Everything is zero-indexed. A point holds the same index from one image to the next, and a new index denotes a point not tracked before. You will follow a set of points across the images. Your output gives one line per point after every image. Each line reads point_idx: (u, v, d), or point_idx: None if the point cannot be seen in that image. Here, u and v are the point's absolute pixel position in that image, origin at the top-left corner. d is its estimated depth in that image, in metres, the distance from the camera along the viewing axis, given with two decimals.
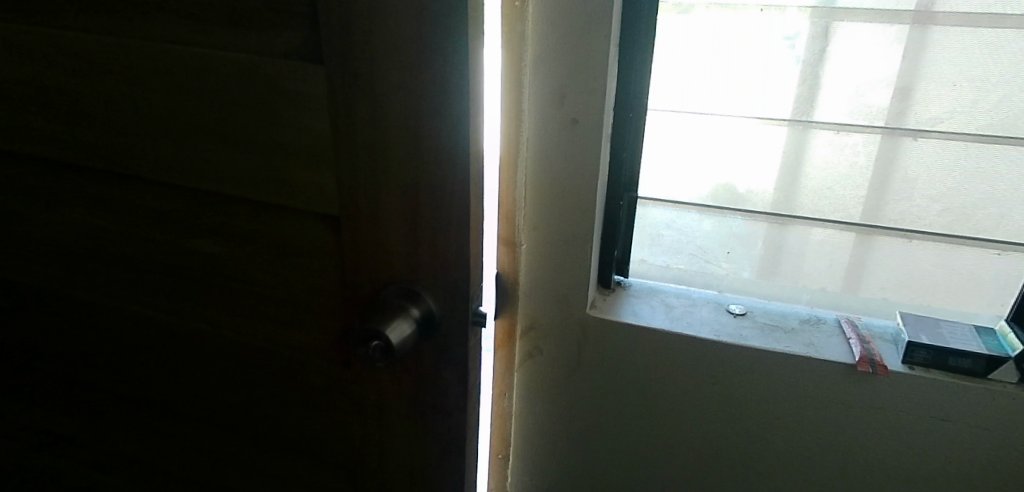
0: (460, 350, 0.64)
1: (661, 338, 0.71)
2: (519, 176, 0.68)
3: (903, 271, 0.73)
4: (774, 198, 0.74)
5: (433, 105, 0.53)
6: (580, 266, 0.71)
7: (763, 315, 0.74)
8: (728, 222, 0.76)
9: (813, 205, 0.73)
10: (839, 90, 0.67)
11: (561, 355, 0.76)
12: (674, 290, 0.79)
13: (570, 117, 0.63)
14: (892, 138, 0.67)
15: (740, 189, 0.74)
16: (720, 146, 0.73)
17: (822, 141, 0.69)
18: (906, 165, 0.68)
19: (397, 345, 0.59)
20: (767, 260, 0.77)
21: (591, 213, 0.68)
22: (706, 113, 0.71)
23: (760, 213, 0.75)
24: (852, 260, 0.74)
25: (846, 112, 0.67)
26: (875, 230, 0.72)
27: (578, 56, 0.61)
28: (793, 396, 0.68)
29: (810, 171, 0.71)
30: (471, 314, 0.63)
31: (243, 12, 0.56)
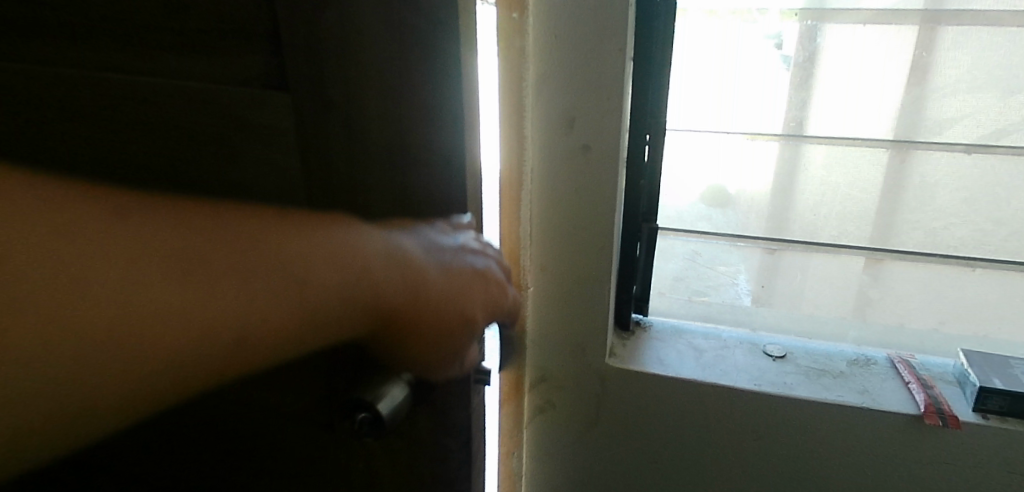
0: (461, 412, 0.55)
1: (694, 391, 0.61)
2: (523, 212, 0.59)
3: (967, 304, 0.64)
4: (799, 227, 0.65)
5: (424, 140, 0.44)
6: (598, 312, 0.62)
7: (804, 356, 0.65)
8: (762, 255, 0.67)
9: (817, 228, 0.65)
10: (845, 101, 0.60)
11: (577, 410, 0.66)
12: (701, 330, 0.70)
13: (580, 143, 0.55)
14: (901, 152, 0.60)
15: (779, 216, 0.65)
16: (755, 169, 0.64)
17: (818, 157, 0.62)
18: (970, 184, 0.60)
19: (388, 416, 0.48)
20: (809, 291, 0.68)
21: (608, 250, 0.59)
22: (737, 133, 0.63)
23: (797, 242, 0.66)
24: (859, 290, 0.67)
25: (848, 125, 0.61)
26: (931, 257, 0.64)
27: (588, 72, 0.52)
28: (846, 450, 0.59)
29: (803, 189, 0.64)
30: (473, 372, 0.54)
31: (169, 23, 0.43)
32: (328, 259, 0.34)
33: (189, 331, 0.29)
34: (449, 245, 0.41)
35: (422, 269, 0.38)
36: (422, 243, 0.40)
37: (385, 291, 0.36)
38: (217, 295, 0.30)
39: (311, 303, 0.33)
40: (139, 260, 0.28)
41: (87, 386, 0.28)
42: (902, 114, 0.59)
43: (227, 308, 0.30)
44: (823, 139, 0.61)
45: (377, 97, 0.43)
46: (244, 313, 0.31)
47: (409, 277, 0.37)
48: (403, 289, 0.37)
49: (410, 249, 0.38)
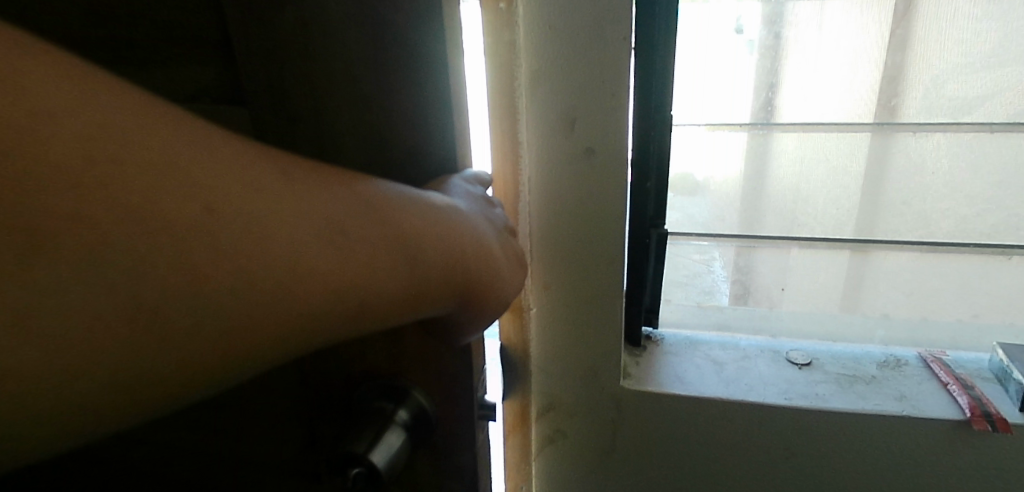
0: (467, 454, 0.48)
1: (720, 410, 0.56)
2: (523, 225, 0.53)
3: (1006, 295, 0.61)
4: (823, 226, 0.61)
5: (412, 150, 0.38)
6: (610, 330, 0.56)
7: (831, 362, 0.60)
8: (784, 256, 0.63)
9: (831, 223, 0.61)
10: (813, 83, 0.56)
11: (590, 438, 0.60)
12: (717, 339, 0.64)
13: (583, 146, 0.49)
14: (880, 135, 0.57)
15: (799, 213, 0.61)
16: (775, 165, 0.59)
17: (782, 146, 0.59)
18: (1003, 167, 0.57)
19: (386, 468, 0.40)
20: (837, 291, 0.64)
21: (618, 262, 0.53)
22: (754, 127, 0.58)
23: (821, 239, 0.61)
24: (838, 283, 0.63)
25: (819, 109, 0.57)
26: (965, 248, 0.60)
27: (589, 67, 0.47)
28: (885, 460, 0.55)
29: (773, 180, 0.60)
30: (478, 409, 0.48)
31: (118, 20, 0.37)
32: (424, 223, 0.32)
33: (318, 284, 0.27)
34: (500, 227, 0.40)
35: (485, 245, 0.37)
36: (482, 215, 0.38)
37: (468, 263, 0.35)
38: (340, 250, 0.28)
39: (419, 263, 0.31)
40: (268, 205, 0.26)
41: (219, 340, 0.25)
42: (920, 96, 0.55)
43: (353, 260, 0.28)
44: (840, 126, 0.57)
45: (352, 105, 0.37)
46: (366, 271, 0.29)
47: (480, 251, 0.36)
48: (478, 269, 0.35)
49: (477, 224, 0.37)
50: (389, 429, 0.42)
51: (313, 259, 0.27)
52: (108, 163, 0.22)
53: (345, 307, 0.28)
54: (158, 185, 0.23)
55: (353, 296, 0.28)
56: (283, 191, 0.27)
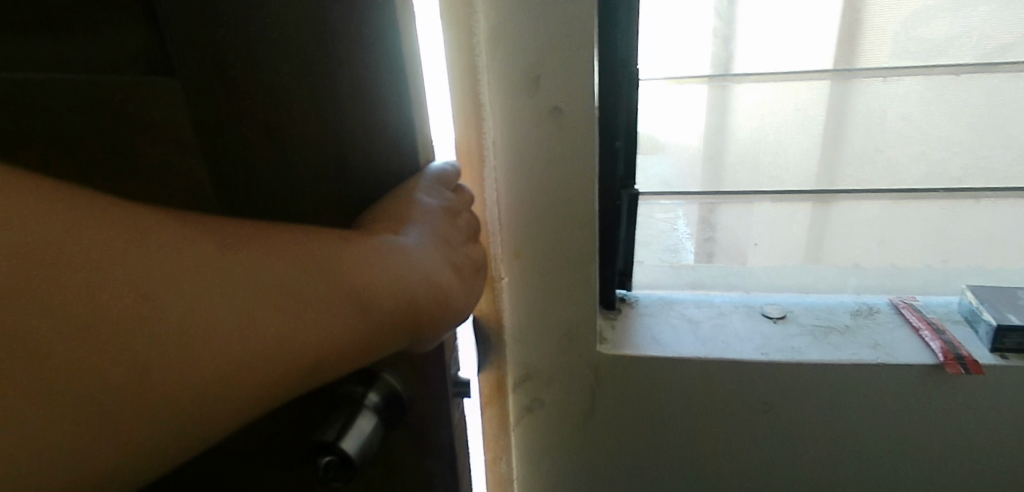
0: (445, 430, 0.46)
1: (699, 370, 0.55)
2: (489, 191, 0.50)
3: (971, 237, 0.62)
4: (797, 177, 0.60)
5: (364, 120, 0.38)
6: (585, 297, 0.54)
7: (806, 314, 0.60)
8: (757, 211, 0.62)
9: (804, 173, 0.59)
10: (768, 34, 0.54)
11: (570, 405, 0.59)
12: (692, 298, 0.64)
13: (549, 106, 0.47)
14: (839, 82, 0.55)
15: (771, 167, 0.59)
16: (750, 117, 0.57)
17: (740, 99, 0.57)
18: (972, 110, 0.56)
19: (360, 455, 0.38)
20: (811, 243, 0.63)
21: (591, 226, 0.51)
22: (724, 80, 0.56)
23: (794, 192, 0.60)
24: (803, 235, 0.63)
25: (774, 59, 0.55)
26: (937, 194, 0.60)
27: (552, 20, 0.44)
28: (864, 407, 0.55)
29: (734, 135, 0.58)
30: (451, 385, 0.46)
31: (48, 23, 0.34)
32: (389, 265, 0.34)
33: (276, 358, 0.28)
34: (459, 242, 0.41)
35: (444, 273, 0.37)
36: (441, 239, 0.39)
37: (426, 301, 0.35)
38: (311, 313, 0.30)
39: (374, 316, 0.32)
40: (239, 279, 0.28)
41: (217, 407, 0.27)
42: (894, 41, 0.53)
43: (316, 324, 0.30)
44: (810, 74, 0.55)
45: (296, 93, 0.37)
46: (321, 335, 0.30)
47: (439, 285, 0.36)
48: (437, 303, 0.36)
49: (434, 252, 0.38)
50: (359, 415, 0.39)
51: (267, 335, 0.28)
52: (95, 271, 0.24)
53: (305, 373, 0.29)
54: (139, 283, 0.25)
55: (320, 359, 0.30)
56: (243, 271, 0.28)
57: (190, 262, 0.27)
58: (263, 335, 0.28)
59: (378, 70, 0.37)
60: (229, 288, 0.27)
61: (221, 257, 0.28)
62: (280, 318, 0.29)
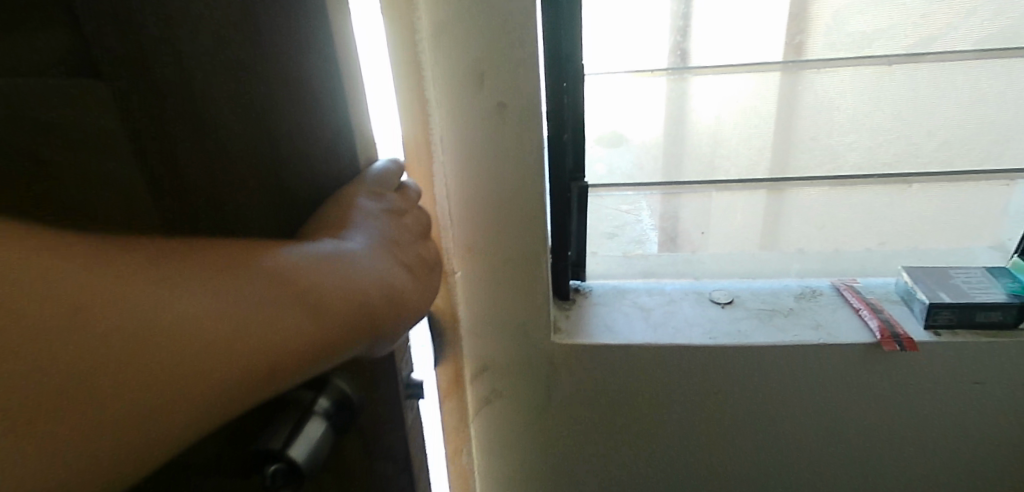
0: (397, 435, 0.47)
1: (651, 356, 0.57)
2: (439, 190, 0.50)
3: (906, 220, 0.65)
4: (739, 166, 0.62)
5: (300, 122, 0.34)
6: (538, 290, 0.55)
7: (753, 298, 0.62)
8: (707, 200, 0.64)
9: (743, 166, 0.61)
10: (720, 27, 0.55)
11: (526, 395, 0.60)
12: (644, 287, 0.65)
13: (494, 101, 0.47)
14: (788, 74, 0.57)
15: (718, 157, 0.61)
16: (698, 108, 0.59)
17: (699, 92, 0.58)
18: (905, 99, 0.59)
19: (309, 462, 0.36)
20: (762, 229, 0.65)
21: (541, 219, 0.52)
22: (670, 73, 0.57)
23: (736, 182, 0.62)
24: (761, 223, 0.65)
25: (719, 51, 0.56)
26: (874, 180, 0.63)
27: (494, 18, 0.44)
28: (808, 386, 0.58)
29: (694, 127, 0.60)
30: (404, 388, 0.47)
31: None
32: (347, 267, 0.30)
33: (226, 373, 0.23)
34: (409, 240, 0.37)
35: (399, 275, 0.33)
36: (389, 239, 0.35)
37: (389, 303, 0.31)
38: (264, 318, 0.25)
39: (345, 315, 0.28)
40: (177, 289, 0.23)
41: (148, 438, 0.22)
42: (826, 34, 0.55)
43: (272, 332, 0.25)
44: (750, 67, 0.57)
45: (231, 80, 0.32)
46: (280, 345, 0.25)
47: (397, 286, 0.32)
48: (398, 306, 0.32)
49: (386, 254, 0.34)
50: (309, 419, 0.37)
51: (234, 341, 0.24)
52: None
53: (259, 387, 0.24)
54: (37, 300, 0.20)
55: (279, 369, 0.25)
56: (173, 279, 0.23)
57: (108, 275, 0.22)
58: (206, 346, 0.23)
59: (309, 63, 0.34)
60: (152, 297, 0.22)
61: (160, 264, 0.24)
62: (240, 325, 0.24)
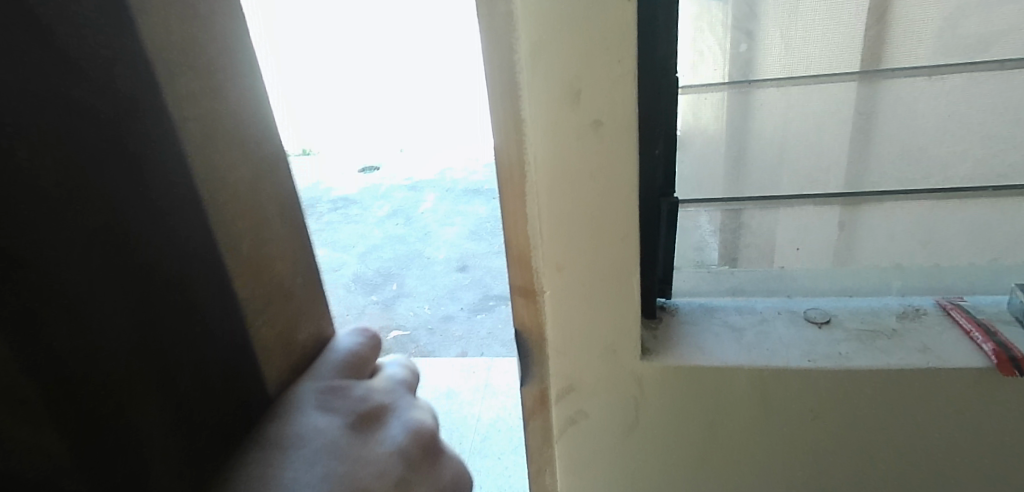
0: None
1: (744, 376, 0.55)
2: (531, 206, 0.51)
3: (1019, 233, 0.62)
4: (812, 179, 0.62)
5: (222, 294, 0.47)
6: (627, 307, 0.53)
7: (851, 317, 0.59)
8: (797, 214, 0.63)
9: (847, 179, 0.61)
10: (818, 41, 0.54)
11: (612, 417, 0.58)
12: (732, 303, 0.62)
13: (590, 118, 0.46)
14: (867, 83, 0.56)
15: (810, 171, 0.61)
16: (789, 123, 0.59)
17: (772, 103, 0.58)
18: (1015, 106, 0.56)
19: None
20: (840, 241, 0.64)
21: (634, 238, 0.51)
22: (759, 87, 0.57)
23: (833, 196, 0.62)
24: (828, 236, 0.64)
25: (814, 65, 0.56)
26: (983, 192, 0.60)
27: (595, 35, 0.43)
28: (912, 410, 0.54)
29: (755, 130, 0.60)
30: None
31: None
32: None
33: None
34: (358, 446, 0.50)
35: None
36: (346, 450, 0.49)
37: None
38: None
39: None
40: None
41: None
42: (933, 39, 0.54)
43: None
44: (841, 77, 0.56)
45: (113, 308, 0.39)
46: None
47: None
48: None
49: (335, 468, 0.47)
50: None
51: None
52: None
53: None
54: None
55: None
56: None
57: None
58: None
59: (270, 208, 0.53)
60: None
61: None
62: None
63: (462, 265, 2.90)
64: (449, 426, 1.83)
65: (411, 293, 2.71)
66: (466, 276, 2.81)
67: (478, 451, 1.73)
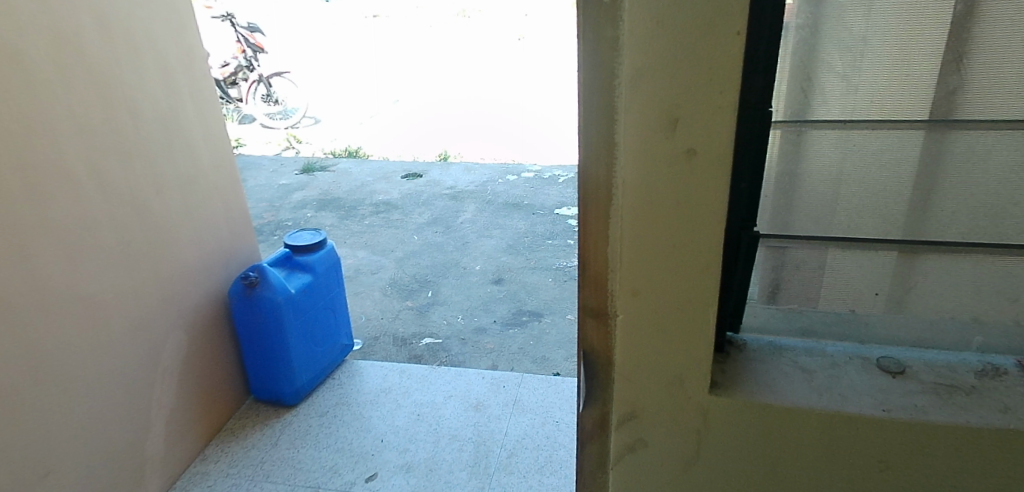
0: None
1: (813, 420, 0.53)
2: (614, 230, 0.51)
3: None
4: (888, 225, 0.61)
5: None
6: (701, 341, 0.53)
7: (926, 369, 0.57)
8: (853, 257, 0.63)
9: (927, 229, 0.60)
10: (887, 90, 0.56)
11: (672, 449, 0.58)
12: (801, 345, 0.61)
13: (683, 148, 0.46)
14: (947, 133, 0.56)
15: (868, 217, 0.61)
16: (849, 167, 0.60)
17: (835, 144, 0.59)
18: None
19: None
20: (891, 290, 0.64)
21: (714, 270, 0.50)
22: (823, 130, 0.59)
23: (890, 241, 0.61)
24: (892, 284, 0.63)
25: (882, 112, 0.57)
26: None
27: (698, 65, 0.44)
28: (989, 471, 0.53)
29: (825, 171, 0.60)
30: None
31: None
32: None
33: None
34: None
35: None
36: None
37: None
38: None
39: None
40: None
41: None
42: None
43: None
44: (911, 124, 0.57)
45: None
46: None
47: None
48: None
49: None
50: None
51: None
52: None
53: None
54: None
55: None
56: None
57: None
58: None
59: None
60: None
61: None
62: None
63: (497, 278, 2.92)
64: (477, 439, 1.83)
65: (446, 301, 2.74)
66: (501, 290, 2.82)
67: (506, 466, 1.71)
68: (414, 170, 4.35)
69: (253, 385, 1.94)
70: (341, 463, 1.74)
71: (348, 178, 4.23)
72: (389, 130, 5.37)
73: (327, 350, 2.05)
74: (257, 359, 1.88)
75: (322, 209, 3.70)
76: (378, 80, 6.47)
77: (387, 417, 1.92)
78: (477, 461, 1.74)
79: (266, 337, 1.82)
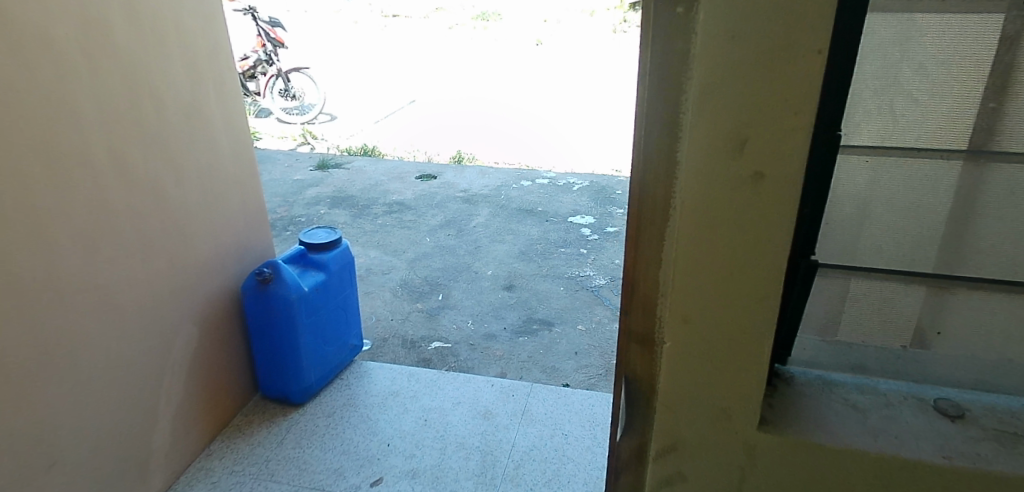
0: None
1: (868, 463, 0.50)
2: (668, 253, 0.49)
3: None
4: (941, 259, 0.60)
5: None
6: (753, 374, 0.50)
7: (987, 414, 0.54)
8: (882, 290, 0.62)
9: (993, 264, 0.59)
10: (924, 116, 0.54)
11: (714, 485, 0.55)
12: (852, 381, 0.58)
13: (750, 171, 0.43)
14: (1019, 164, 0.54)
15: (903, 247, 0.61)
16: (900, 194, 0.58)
17: (869, 170, 0.57)
18: None
19: None
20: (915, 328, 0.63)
21: (773, 300, 0.47)
22: (862, 155, 0.56)
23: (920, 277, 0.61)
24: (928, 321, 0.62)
25: (915, 137, 0.55)
26: None
27: (772, 83, 0.41)
28: None
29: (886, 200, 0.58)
30: None
31: None
32: None
33: None
34: None
35: None
36: None
37: None
38: None
39: None
40: None
41: None
42: None
43: None
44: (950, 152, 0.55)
45: None
46: None
47: None
48: None
49: None
50: None
51: None
52: None
53: None
54: None
55: None
56: None
57: None
58: None
59: None
60: None
61: None
62: None
63: (509, 284, 2.90)
64: (485, 448, 1.79)
65: (456, 305, 2.72)
66: (512, 296, 2.79)
67: (513, 478, 1.68)
68: (429, 171, 4.34)
69: (261, 381, 1.93)
70: (346, 466, 1.72)
71: (362, 176, 4.22)
72: (405, 130, 5.37)
73: (336, 351, 2.03)
74: (267, 356, 1.86)
75: (335, 206, 3.69)
76: (395, 79, 6.48)
77: (394, 420, 1.90)
78: (484, 471, 1.70)
79: (276, 334, 1.79)
